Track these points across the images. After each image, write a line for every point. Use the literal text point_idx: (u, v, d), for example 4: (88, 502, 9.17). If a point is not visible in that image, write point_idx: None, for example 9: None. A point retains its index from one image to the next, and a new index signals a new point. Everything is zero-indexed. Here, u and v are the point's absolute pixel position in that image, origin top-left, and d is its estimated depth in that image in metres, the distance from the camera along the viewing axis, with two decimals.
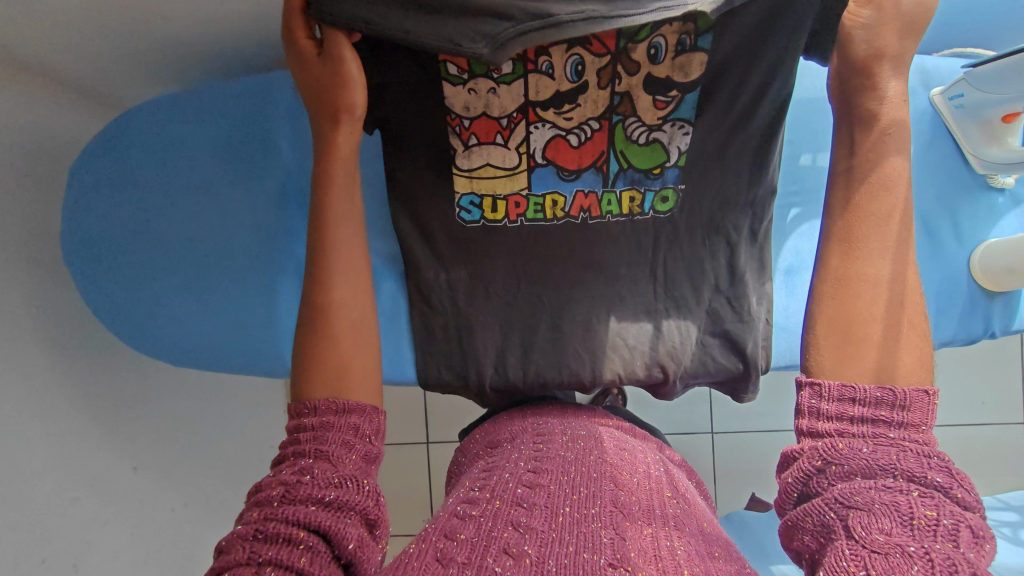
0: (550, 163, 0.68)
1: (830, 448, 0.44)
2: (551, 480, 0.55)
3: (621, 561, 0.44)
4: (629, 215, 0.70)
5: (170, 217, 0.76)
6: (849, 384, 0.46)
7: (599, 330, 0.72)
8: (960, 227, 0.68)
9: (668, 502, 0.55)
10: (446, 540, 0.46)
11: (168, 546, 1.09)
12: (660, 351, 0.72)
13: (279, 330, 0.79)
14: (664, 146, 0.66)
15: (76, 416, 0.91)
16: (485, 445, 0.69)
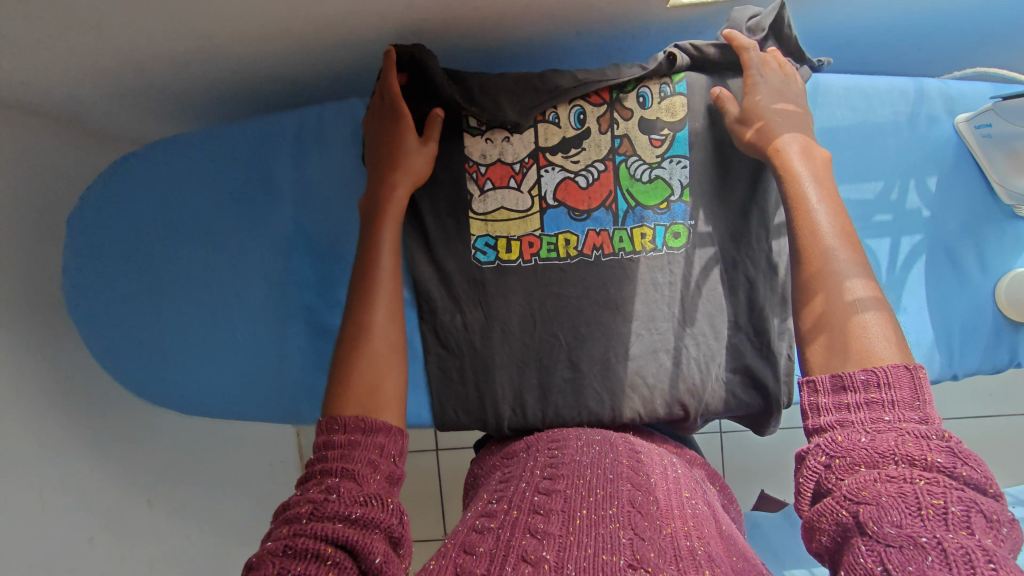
0: (561, 205, 0.70)
1: (831, 443, 0.43)
2: (567, 483, 0.52)
3: (641, 563, 0.43)
4: (642, 251, 0.69)
5: (175, 265, 0.73)
6: (840, 373, 0.46)
7: (619, 370, 0.69)
8: (985, 254, 0.67)
9: (689, 503, 0.53)
10: (467, 557, 0.45)
11: (185, 574, 1.08)
12: (684, 389, 0.68)
13: (294, 379, 0.74)
14: (666, 182, 0.69)
15: (85, 457, 0.90)
16: (500, 455, 0.65)
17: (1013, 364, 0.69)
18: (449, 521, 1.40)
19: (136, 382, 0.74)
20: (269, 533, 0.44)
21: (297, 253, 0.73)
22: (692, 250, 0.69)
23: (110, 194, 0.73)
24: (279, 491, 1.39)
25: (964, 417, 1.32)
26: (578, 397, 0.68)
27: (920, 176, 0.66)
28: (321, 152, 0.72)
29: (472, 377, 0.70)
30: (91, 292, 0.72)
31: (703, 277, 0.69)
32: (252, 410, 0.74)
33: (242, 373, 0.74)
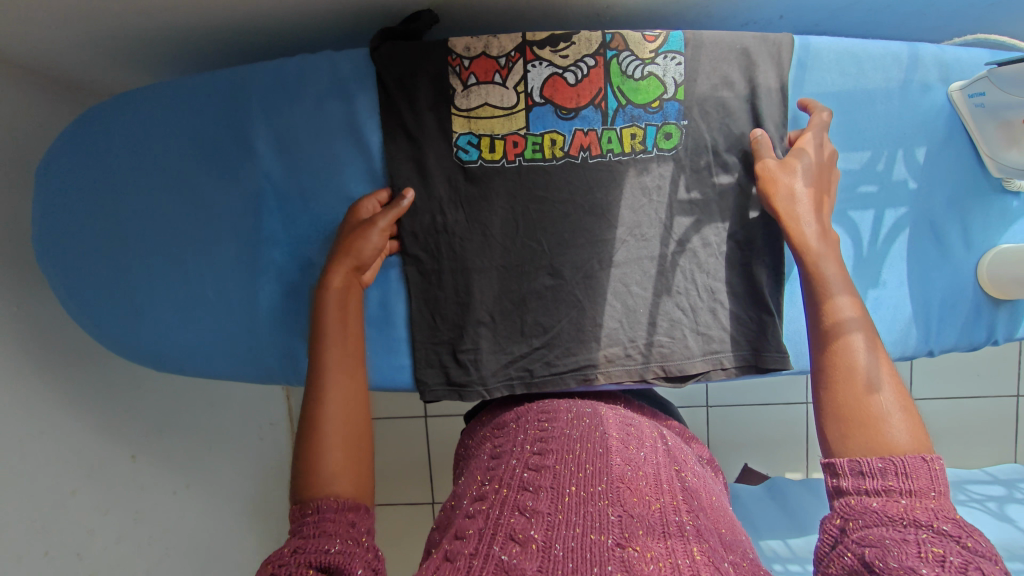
0: (548, 103, 0.66)
1: (846, 505, 0.43)
2: (557, 456, 0.53)
3: (629, 542, 0.43)
4: (631, 152, 0.67)
5: (146, 222, 0.72)
6: (858, 460, 0.44)
7: (601, 279, 0.69)
8: (971, 230, 0.65)
9: (678, 478, 0.54)
10: (459, 541, 0.45)
11: (172, 529, 1.10)
12: (658, 326, 0.69)
13: (268, 339, 0.73)
14: (659, 80, 0.65)
15: (66, 413, 0.91)
16: (490, 428, 0.67)
17: (991, 343, 0.68)
18: (437, 487, 1.43)
19: (113, 341, 0.74)
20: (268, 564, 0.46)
21: (270, 212, 0.71)
22: (672, 218, 0.68)
23: (75, 149, 0.71)
24: (267, 453, 1.41)
25: (944, 395, 1.34)
26: (558, 306, 0.69)
27: (909, 147, 0.64)
28: (294, 106, 0.69)
29: (451, 279, 0.70)
30: (62, 253, 0.71)
31: (682, 240, 0.68)
32: (230, 372, 0.75)
33: (219, 335, 0.74)
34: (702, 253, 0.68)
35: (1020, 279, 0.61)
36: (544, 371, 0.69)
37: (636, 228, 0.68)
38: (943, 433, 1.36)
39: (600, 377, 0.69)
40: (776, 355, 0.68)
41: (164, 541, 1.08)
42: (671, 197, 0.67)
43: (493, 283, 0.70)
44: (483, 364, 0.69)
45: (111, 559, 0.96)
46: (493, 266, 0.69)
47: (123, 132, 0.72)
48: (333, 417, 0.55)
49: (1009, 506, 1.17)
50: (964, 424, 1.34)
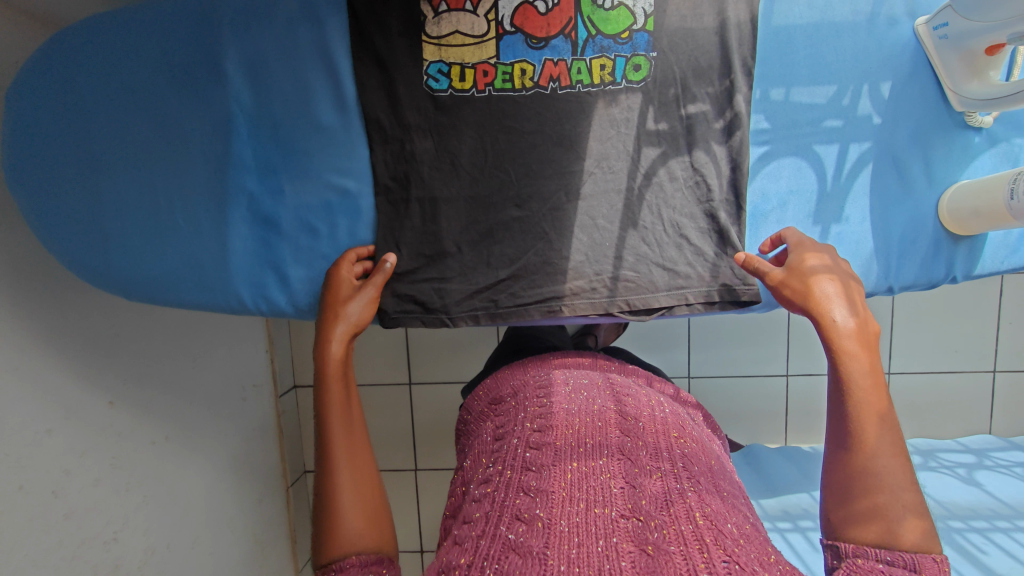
0: (518, 31, 0.67)
1: (851, 564, 0.45)
2: (557, 434, 0.56)
3: (633, 512, 0.46)
4: (600, 84, 0.67)
5: (117, 150, 0.72)
6: (863, 546, 0.46)
7: (569, 212, 0.69)
8: (932, 166, 0.66)
9: (677, 444, 0.55)
10: (466, 526, 0.49)
11: (152, 478, 1.11)
12: (625, 260, 0.69)
13: (240, 270, 0.74)
14: (629, 10, 0.65)
15: (43, 352, 0.91)
16: (487, 403, 0.71)
17: (949, 281, 0.69)
18: (417, 449, 1.44)
19: (85, 271, 0.74)
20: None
21: (242, 142, 0.71)
22: (640, 149, 0.68)
23: (43, 74, 0.71)
24: (250, 411, 1.42)
25: (920, 369, 1.35)
26: (524, 237, 0.70)
27: (874, 81, 0.64)
28: (267, 31, 0.69)
29: (419, 208, 0.71)
30: (30, 180, 0.71)
31: (649, 173, 0.68)
32: (203, 301, 0.75)
33: (191, 264, 0.74)
34: (670, 188, 0.68)
35: (974, 211, 0.62)
36: (509, 301, 0.70)
37: (605, 160, 0.68)
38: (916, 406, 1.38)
39: (565, 309, 0.69)
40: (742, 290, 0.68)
41: (143, 489, 1.08)
42: (640, 127, 0.67)
43: (463, 218, 0.71)
44: (447, 294, 0.71)
45: (89, 501, 0.97)
46: (463, 199, 0.70)
47: (93, 58, 0.71)
48: (348, 488, 0.56)
49: (978, 471, 1.20)
50: (938, 391, 1.36)
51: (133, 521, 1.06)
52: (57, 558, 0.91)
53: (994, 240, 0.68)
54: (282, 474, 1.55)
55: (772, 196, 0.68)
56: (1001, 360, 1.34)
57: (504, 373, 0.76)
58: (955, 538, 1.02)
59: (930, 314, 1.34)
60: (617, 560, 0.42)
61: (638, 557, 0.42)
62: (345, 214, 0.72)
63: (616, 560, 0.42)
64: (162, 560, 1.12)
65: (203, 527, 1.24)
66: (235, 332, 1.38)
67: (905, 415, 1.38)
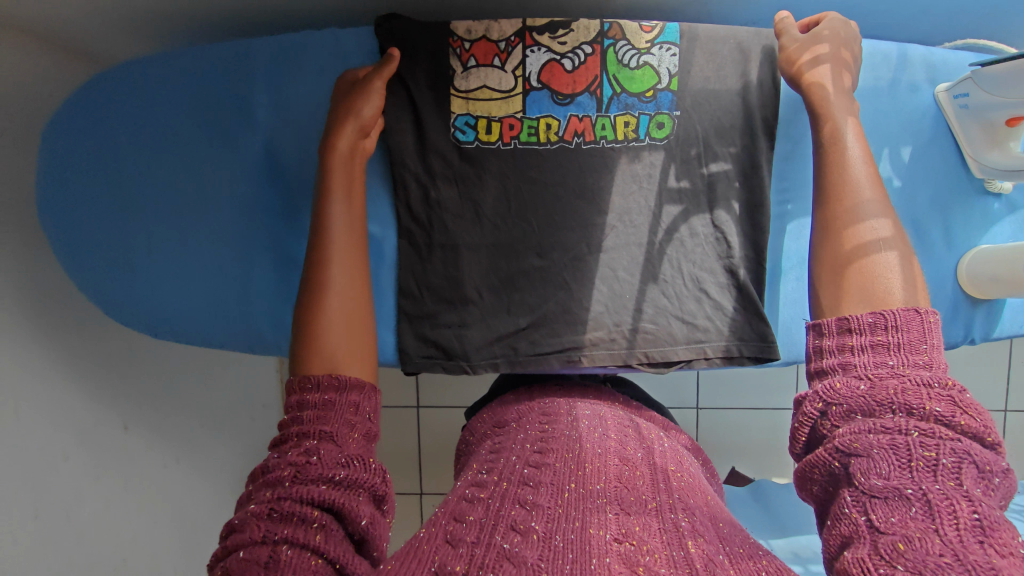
0: (544, 88, 0.68)
1: (829, 390, 0.42)
2: (557, 457, 0.55)
3: (627, 537, 0.44)
4: (624, 140, 0.69)
5: (148, 189, 0.74)
6: (845, 317, 0.44)
7: (589, 263, 0.70)
8: (952, 230, 0.66)
9: (674, 479, 0.54)
10: (457, 525, 0.46)
11: (161, 501, 1.11)
12: (644, 312, 0.70)
13: (261, 309, 0.75)
14: (654, 70, 0.67)
15: (62, 378, 0.92)
16: (492, 425, 0.72)
17: (968, 343, 0.69)
18: (425, 475, 1.44)
19: (113, 305, 0.76)
20: (250, 496, 0.45)
21: (270, 184, 0.73)
22: (661, 206, 0.69)
23: (83, 114, 0.73)
24: (258, 433, 1.43)
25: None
26: (545, 287, 0.71)
27: (896, 145, 0.65)
28: (298, 78, 0.71)
29: (441, 254, 0.71)
30: (66, 216, 0.73)
31: (671, 227, 0.69)
32: (223, 339, 0.76)
33: (216, 301, 0.75)
34: (689, 243, 0.69)
35: (994, 278, 0.63)
36: (528, 350, 0.71)
37: (626, 215, 0.69)
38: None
39: (584, 360, 0.70)
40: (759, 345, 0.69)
41: (153, 512, 1.09)
42: (661, 185, 0.69)
43: (484, 264, 0.71)
44: (467, 339, 0.71)
45: (100, 525, 0.97)
46: (485, 246, 0.71)
47: (131, 100, 0.73)
48: (337, 314, 0.57)
49: None
50: None
51: (141, 545, 1.06)
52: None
53: (1012, 304, 0.68)
54: None
55: (793, 254, 0.70)
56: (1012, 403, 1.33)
57: (508, 399, 0.76)
58: None
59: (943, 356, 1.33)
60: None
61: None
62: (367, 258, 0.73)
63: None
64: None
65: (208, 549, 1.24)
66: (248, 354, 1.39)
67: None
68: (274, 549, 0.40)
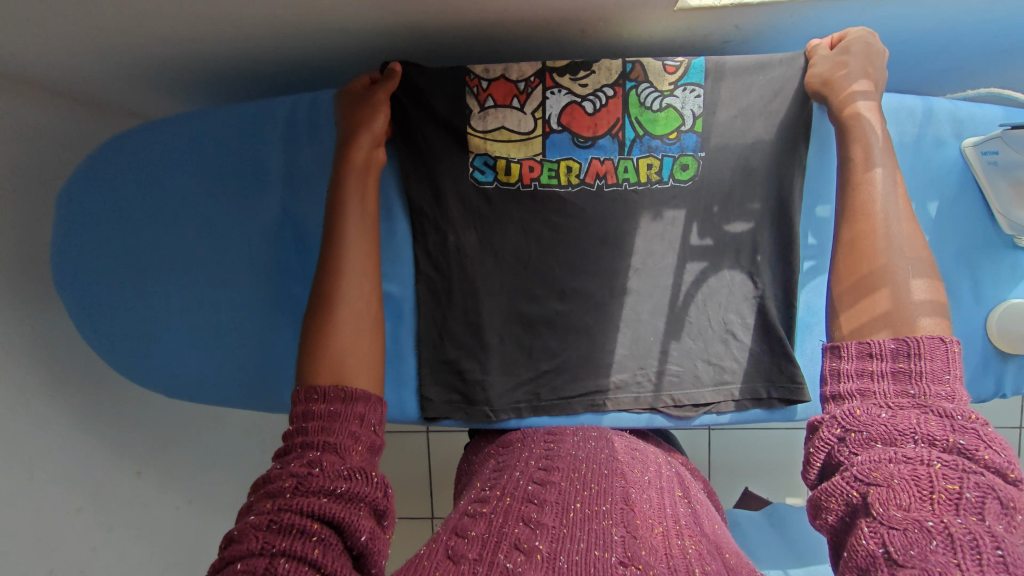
0: (564, 130, 0.67)
1: (847, 416, 0.38)
2: (561, 475, 0.54)
3: (632, 559, 0.43)
4: (647, 182, 0.68)
5: (164, 249, 0.73)
6: (865, 341, 0.41)
7: (612, 308, 0.69)
8: (980, 284, 0.65)
9: (680, 509, 0.53)
10: (460, 542, 0.44)
11: (174, 545, 1.10)
12: (669, 355, 0.69)
13: (279, 367, 0.74)
14: (678, 112, 0.66)
15: (76, 431, 0.91)
16: (495, 445, 0.66)
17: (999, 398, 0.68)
18: (436, 508, 1.42)
19: (127, 366, 0.74)
20: (247, 507, 0.40)
21: (287, 242, 0.72)
22: (683, 265, 0.68)
23: (97, 176, 0.72)
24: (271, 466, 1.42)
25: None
26: (568, 331, 0.69)
27: (922, 200, 0.64)
28: (316, 136, 0.70)
29: (460, 299, 0.69)
30: (78, 278, 0.72)
31: (692, 287, 0.68)
32: (242, 401, 0.75)
33: (235, 364, 0.74)
34: (714, 297, 0.68)
35: None
36: (551, 395, 0.70)
37: (649, 275, 0.69)
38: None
39: (609, 404, 0.69)
40: (788, 389, 0.67)
41: (165, 557, 1.07)
42: (683, 243, 0.68)
43: (505, 308, 0.70)
44: (490, 386, 0.69)
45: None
46: (505, 290, 0.69)
47: (146, 160, 0.72)
48: (347, 316, 0.52)
49: None
50: None
51: None
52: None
53: None
54: None
55: (817, 309, 0.69)
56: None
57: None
58: None
59: None
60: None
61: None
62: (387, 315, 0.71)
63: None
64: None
65: None
66: None
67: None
68: (269, 565, 0.35)
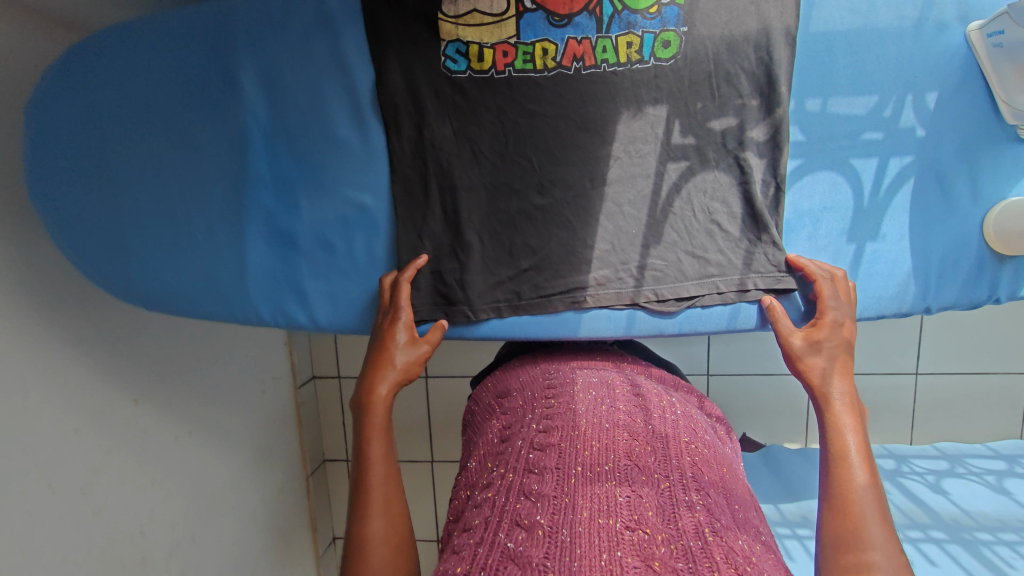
0: (539, 8, 0.63)
1: None
2: (560, 434, 0.54)
3: (638, 523, 0.45)
4: (626, 63, 0.63)
5: (136, 158, 0.69)
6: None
7: (593, 199, 0.66)
8: (979, 181, 0.61)
9: (685, 454, 0.54)
10: (466, 533, 0.48)
11: (174, 474, 1.13)
12: (653, 246, 0.66)
13: (258, 278, 0.70)
14: None
15: (69, 360, 0.92)
16: (495, 397, 0.71)
17: (992, 302, 0.65)
18: (433, 443, 1.45)
19: (103, 281, 0.71)
20: None
21: (259, 145, 0.67)
22: (664, 166, 0.65)
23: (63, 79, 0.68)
24: (268, 403, 1.45)
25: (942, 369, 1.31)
26: (548, 227, 0.67)
27: (919, 92, 0.60)
28: (280, 40, 0.66)
29: (438, 197, 0.67)
30: (46, 184, 0.68)
31: (675, 187, 0.65)
32: (219, 315, 0.72)
33: (208, 279, 0.70)
34: (701, 191, 0.65)
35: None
36: (532, 294, 0.68)
37: (629, 180, 0.65)
38: (938, 408, 1.35)
39: (589, 300, 0.68)
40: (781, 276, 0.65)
41: (166, 484, 1.11)
42: (665, 140, 0.64)
43: (483, 206, 0.67)
44: (470, 286, 0.68)
45: (115, 497, 0.99)
46: (482, 185, 0.67)
47: (112, 65, 0.68)
48: (377, 539, 0.55)
49: (1009, 479, 1.18)
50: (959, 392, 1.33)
51: (157, 516, 1.08)
52: (87, 552, 0.93)
53: None
54: (301, 461, 1.59)
55: (805, 212, 0.64)
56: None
57: (510, 367, 0.76)
58: (982, 551, 1.01)
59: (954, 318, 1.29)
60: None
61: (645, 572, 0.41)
62: (361, 229, 0.69)
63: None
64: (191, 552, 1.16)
65: (223, 518, 1.26)
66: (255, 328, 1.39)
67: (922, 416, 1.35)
68: None
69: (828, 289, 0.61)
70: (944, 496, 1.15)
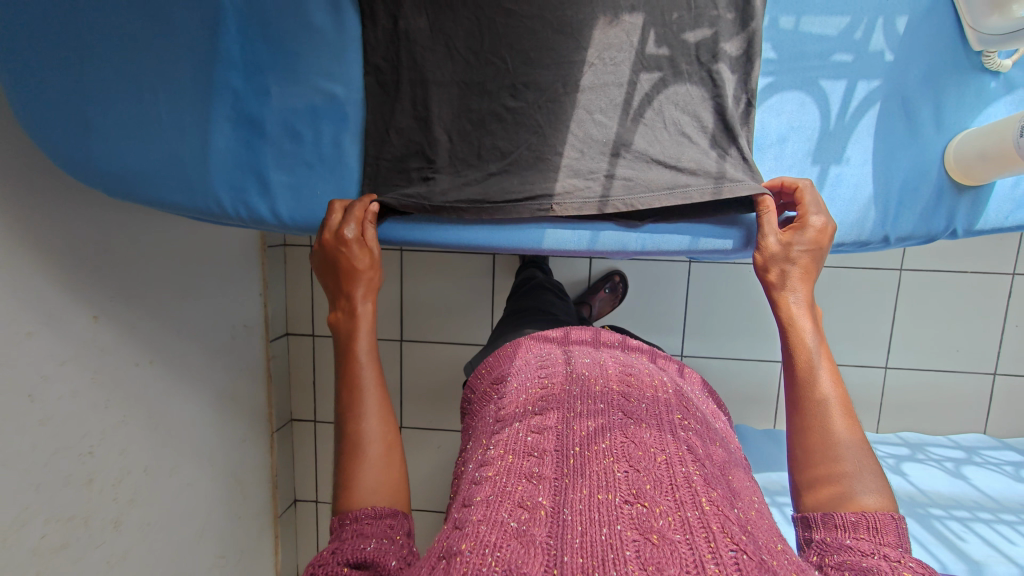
0: None
1: (822, 543, 0.42)
2: (558, 417, 0.52)
3: (638, 497, 0.43)
4: None
5: (107, 30, 0.65)
6: (830, 512, 0.44)
7: (566, 105, 0.66)
8: (942, 110, 0.63)
9: (679, 425, 0.52)
10: (467, 509, 0.44)
11: (137, 405, 0.96)
12: (622, 157, 0.66)
13: (240, 172, 0.69)
14: None
15: (10, 239, 0.73)
16: (490, 383, 0.68)
17: (949, 235, 0.66)
18: (400, 402, 1.39)
19: (63, 158, 0.65)
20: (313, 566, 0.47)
21: (245, 35, 0.67)
22: (637, 75, 0.65)
23: None
24: (239, 352, 1.28)
25: (924, 365, 1.27)
26: (517, 130, 0.67)
27: (890, 15, 0.62)
28: None
29: (409, 91, 0.68)
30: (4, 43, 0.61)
31: (646, 97, 0.65)
32: (179, 206, 0.69)
33: (173, 164, 0.68)
34: (673, 102, 0.65)
35: (981, 154, 0.58)
36: (499, 195, 0.67)
37: (602, 88, 0.66)
38: (923, 403, 1.29)
39: (555, 207, 0.65)
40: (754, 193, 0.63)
41: (123, 410, 0.93)
42: (641, 43, 0.65)
43: (456, 109, 0.68)
44: (436, 185, 0.68)
45: (69, 411, 0.83)
46: (457, 87, 0.68)
47: None
48: (372, 437, 0.56)
49: (967, 466, 1.14)
50: (942, 383, 1.28)
51: (114, 447, 0.91)
52: (27, 468, 0.76)
53: (1002, 191, 0.64)
54: (268, 418, 1.43)
55: (772, 131, 0.65)
56: (1004, 363, 1.25)
57: (505, 351, 0.72)
58: (933, 524, 0.98)
59: (939, 309, 1.25)
60: (621, 549, 0.38)
61: (644, 545, 0.39)
62: (331, 120, 0.69)
63: (620, 548, 0.39)
64: (146, 498, 0.98)
65: (190, 464, 1.10)
66: (240, 262, 1.27)
67: (910, 414, 1.30)
68: None
69: (808, 197, 0.60)
70: (902, 477, 1.11)
